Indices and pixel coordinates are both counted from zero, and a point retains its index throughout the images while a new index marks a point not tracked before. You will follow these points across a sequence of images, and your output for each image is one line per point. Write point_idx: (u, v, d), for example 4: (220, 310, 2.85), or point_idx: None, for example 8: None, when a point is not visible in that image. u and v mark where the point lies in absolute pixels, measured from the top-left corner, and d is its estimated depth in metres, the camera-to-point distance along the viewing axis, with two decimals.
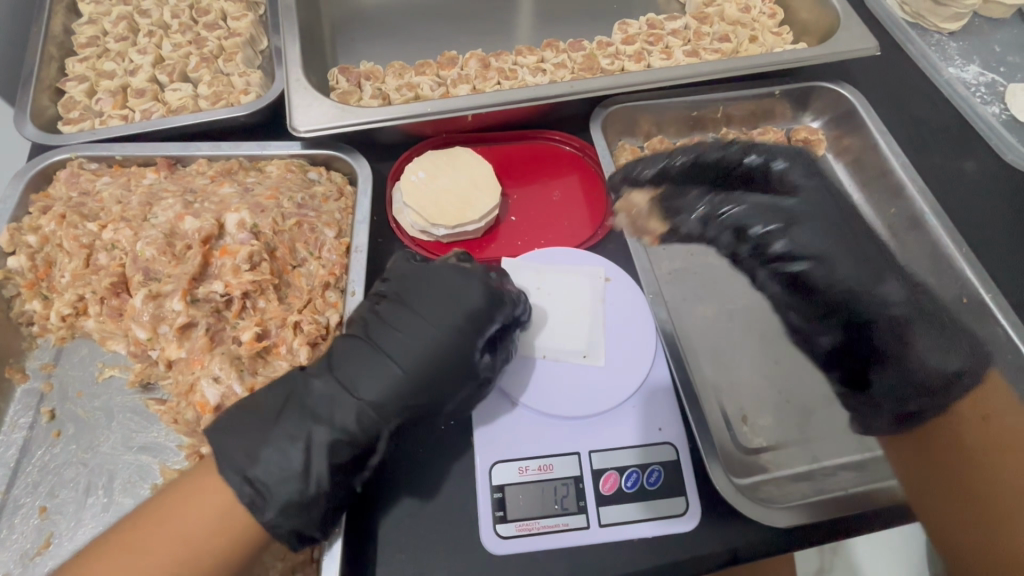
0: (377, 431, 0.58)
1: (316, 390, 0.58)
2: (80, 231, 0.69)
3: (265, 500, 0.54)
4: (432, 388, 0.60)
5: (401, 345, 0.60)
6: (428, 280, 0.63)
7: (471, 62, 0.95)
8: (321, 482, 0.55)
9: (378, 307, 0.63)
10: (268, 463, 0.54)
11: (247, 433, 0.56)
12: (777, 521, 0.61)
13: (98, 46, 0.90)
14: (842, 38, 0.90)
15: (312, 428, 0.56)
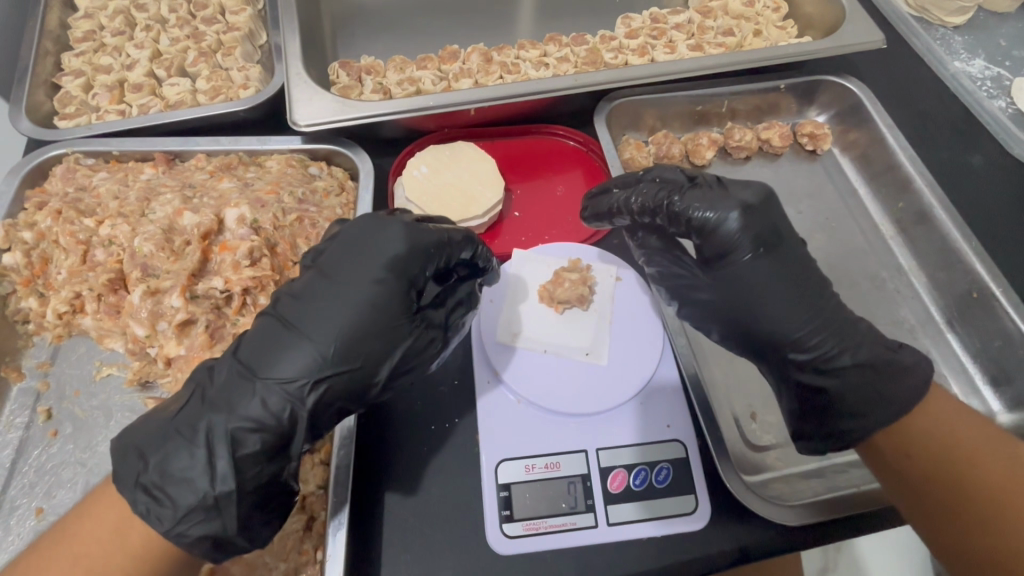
0: (289, 414, 0.52)
1: (219, 379, 0.54)
2: (77, 227, 0.68)
3: (162, 505, 0.49)
4: (351, 361, 0.54)
5: (314, 318, 0.55)
6: (347, 245, 0.59)
7: (473, 56, 0.93)
8: (226, 481, 0.50)
9: (293, 283, 0.58)
10: (166, 463, 0.50)
11: (151, 432, 0.52)
12: (787, 519, 0.60)
13: (94, 40, 0.89)
14: (847, 31, 0.89)
15: (211, 419, 0.51)
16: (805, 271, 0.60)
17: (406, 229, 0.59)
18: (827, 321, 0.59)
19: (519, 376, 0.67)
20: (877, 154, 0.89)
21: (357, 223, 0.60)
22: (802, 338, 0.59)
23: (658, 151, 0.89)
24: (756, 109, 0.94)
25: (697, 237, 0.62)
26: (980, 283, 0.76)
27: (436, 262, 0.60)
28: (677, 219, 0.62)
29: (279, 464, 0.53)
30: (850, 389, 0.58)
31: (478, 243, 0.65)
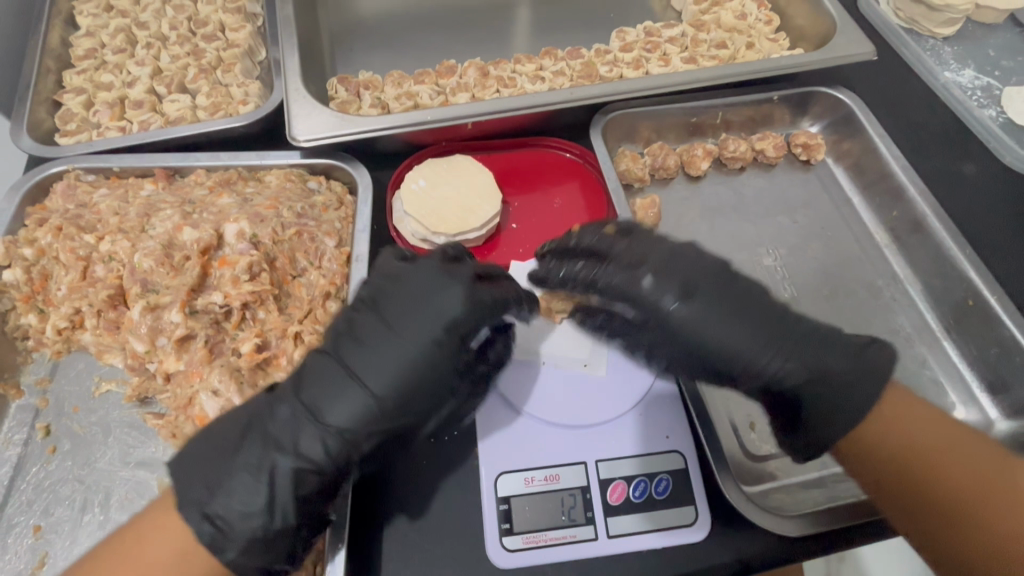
0: (346, 459, 0.54)
1: (280, 417, 0.55)
2: (77, 243, 0.68)
3: (227, 536, 0.51)
4: (408, 413, 0.56)
5: (375, 365, 0.56)
6: (409, 293, 0.59)
7: (470, 71, 0.95)
8: (286, 518, 0.52)
9: (352, 322, 0.59)
10: (229, 497, 0.51)
11: (211, 465, 0.53)
12: (788, 530, 0.60)
13: (95, 58, 0.90)
14: (838, 43, 0.90)
15: (273, 458, 0.53)
16: (746, 300, 0.59)
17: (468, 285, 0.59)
18: (776, 336, 0.59)
19: (516, 388, 0.67)
20: (870, 163, 0.90)
21: (416, 268, 0.61)
22: (756, 365, 0.58)
23: (654, 162, 0.89)
24: (749, 121, 0.95)
25: (624, 300, 0.61)
26: (975, 291, 0.77)
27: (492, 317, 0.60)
28: (606, 291, 0.62)
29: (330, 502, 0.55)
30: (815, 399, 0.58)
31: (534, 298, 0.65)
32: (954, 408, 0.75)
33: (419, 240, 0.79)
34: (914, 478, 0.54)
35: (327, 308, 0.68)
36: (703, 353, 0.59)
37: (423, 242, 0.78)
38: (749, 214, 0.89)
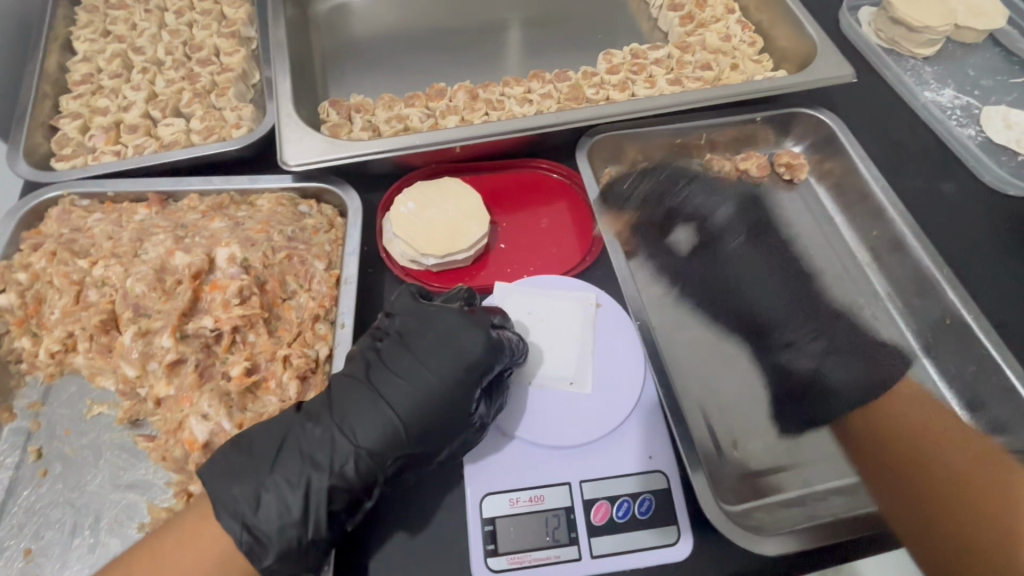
0: (373, 477, 0.58)
1: (316, 435, 0.58)
2: (70, 268, 0.69)
3: (263, 545, 0.54)
4: (431, 438, 0.60)
5: (403, 392, 0.60)
6: (437, 324, 0.64)
7: (460, 94, 0.97)
8: (318, 530, 0.55)
9: (383, 348, 0.63)
10: (267, 508, 0.55)
11: (248, 477, 0.56)
12: (766, 550, 0.61)
13: (92, 83, 0.92)
14: (818, 66, 0.93)
15: (309, 473, 0.56)
16: (759, 272, 0.86)
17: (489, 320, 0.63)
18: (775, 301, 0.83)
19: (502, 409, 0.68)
20: (851, 183, 0.92)
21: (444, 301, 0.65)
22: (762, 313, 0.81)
23: (639, 183, 0.91)
24: (734, 141, 0.97)
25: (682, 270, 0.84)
26: (953, 311, 0.78)
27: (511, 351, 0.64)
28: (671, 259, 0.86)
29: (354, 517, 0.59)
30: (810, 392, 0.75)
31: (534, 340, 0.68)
32: None
33: (408, 261, 0.80)
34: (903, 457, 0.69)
35: (315, 330, 0.69)
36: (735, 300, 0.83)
37: (412, 263, 0.80)
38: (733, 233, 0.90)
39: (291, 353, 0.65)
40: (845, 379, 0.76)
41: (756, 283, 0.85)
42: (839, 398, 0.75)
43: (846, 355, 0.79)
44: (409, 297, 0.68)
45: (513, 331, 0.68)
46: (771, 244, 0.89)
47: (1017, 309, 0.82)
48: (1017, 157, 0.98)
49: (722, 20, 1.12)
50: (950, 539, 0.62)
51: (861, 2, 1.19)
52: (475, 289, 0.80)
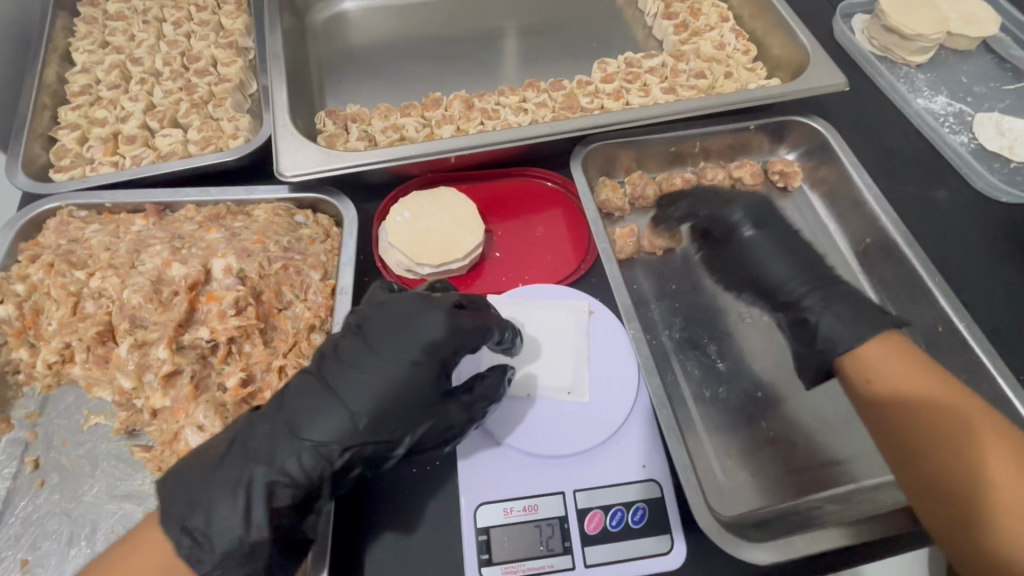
0: (321, 474, 0.56)
1: (262, 434, 0.57)
2: (68, 280, 0.70)
3: (204, 549, 0.53)
4: (380, 432, 0.57)
5: (354, 385, 0.58)
6: (391, 316, 0.61)
7: (455, 103, 0.97)
8: (260, 530, 0.53)
9: (338, 343, 0.62)
10: (211, 508, 0.54)
11: (196, 476, 0.55)
12: (759, 558, 0.60)
13: (90, 94, 0.93)
14: (811, 75, 0.93)
15: (253, 473, 0.55)
16: (785, 238, 0.81)
17: (448, 313, 0.60)
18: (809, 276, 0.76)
19: (497, 418, 0.68)
20: (844, 191, 0.92)
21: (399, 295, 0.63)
22: (780, 283, 0.76)
23: (634, 192, 0.92)
24: (727, 149, 0.98)
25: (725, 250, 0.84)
26: (945, 318, 0.79)
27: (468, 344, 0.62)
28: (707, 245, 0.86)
29: (304, 518, 0.56)
30: (836, 312, 0.69)
31: (514, 330, 0.65)
32: None
33: (403, 270, 0.81)
34: (900, 432, 0.61)
35: (311, 341, 0.69)
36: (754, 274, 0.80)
37: (408, 272, 0.80)
38: None
39: (287, 364, 0.66)
40: (833, 328, 0.68)
41: (765, 258, 0.79)
42: (829, 341, 0.68)
43: (850, 307, 0.69)
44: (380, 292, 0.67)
45: (496, 315, 0.65)
46: (782, 232, 0.81)
47: (1008, 316, 0.83)
48: (1009, 164, 0.99)
49: (716, 29, 1.13)
50: (946, 493, 0.56)
51: (854, 10, 1.20)
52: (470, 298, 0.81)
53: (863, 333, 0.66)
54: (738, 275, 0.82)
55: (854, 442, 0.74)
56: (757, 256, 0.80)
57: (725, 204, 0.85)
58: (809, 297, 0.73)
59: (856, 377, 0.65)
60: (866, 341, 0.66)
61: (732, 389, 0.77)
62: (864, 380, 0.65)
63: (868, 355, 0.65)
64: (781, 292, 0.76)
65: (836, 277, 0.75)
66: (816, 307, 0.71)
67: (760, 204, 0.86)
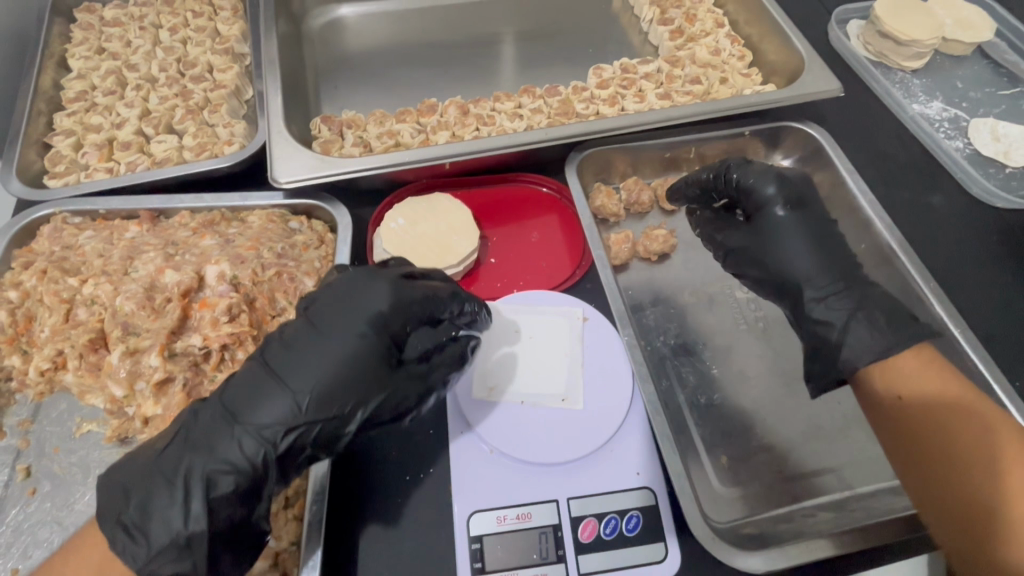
0: (264, 458, 0.54)
1: (203, 424, 0.56)
2: (60, 286, 0.70)
3: (140, 543, 0.52)
4: (324, 411, 0.56)
5: (296, 367, 0.57)
6: (334, 298, 0.61)
7: (451, 109, 0.97)
8: (198, 521, 0.52)
9: (282, 329, 0.61)
10: (151, 501, 0.53)
11: (137, 471, 0.55)
12: (753, 566, 0.61)
13: (86, 100, 0.93)
14: (806, 81, 0.94)
15: (190, 463, 0.54)
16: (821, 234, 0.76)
17: (392, 287, 0.61)
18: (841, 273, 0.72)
19: (490, 425, 0.68)
20: (839, 197, 0.93)
21: (343, 277, 0.63)
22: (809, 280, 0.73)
23: (629, 197, 0.92)
24: (723, 155, 0.98)
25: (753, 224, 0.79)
26: (940, 324, 0.79)
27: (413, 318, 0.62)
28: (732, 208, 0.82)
29: (248, 506, 0.55)
30: (863, 322, 0.67)
31: (465, 299, 0.66)
32: None
33: None
34: (918, 436, 0.61)
35: None
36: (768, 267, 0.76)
37: None
38: None
39: None
40: (863, 339, 0.66)
41: (792, 245, 0.75)
42: (854, 351, 0.66)
43: (883, 314, 0.67)
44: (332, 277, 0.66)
45: (446, 289, 0.66)
46: (815, 220, 0.76)
47: (1004, 322, 0.82)
48: (1004, 169, 0.99)
49: (711, 34, 1.13)
50: (952, 500, 0.58)
51: (850, 15, 1.20)
52: None
53: (896, 341, 0.65)
54: (758, 266, 0.77)
55: (849, 449, 0.73)
56: (785, 243, 0.75)
57: (754, 183, 0.78)
58: (844, 294, 0.70)
59: (888, 391, 0.64)
60: (902, 350, 0.65)
61: (727, 396, 0.77)
62: (892, 397, 0.64)
63: (905, 375, 0.64)
64: (809, 287, 0.72)
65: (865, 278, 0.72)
66: (844, 312, 0.69)
67: (768, 199, 0.77)
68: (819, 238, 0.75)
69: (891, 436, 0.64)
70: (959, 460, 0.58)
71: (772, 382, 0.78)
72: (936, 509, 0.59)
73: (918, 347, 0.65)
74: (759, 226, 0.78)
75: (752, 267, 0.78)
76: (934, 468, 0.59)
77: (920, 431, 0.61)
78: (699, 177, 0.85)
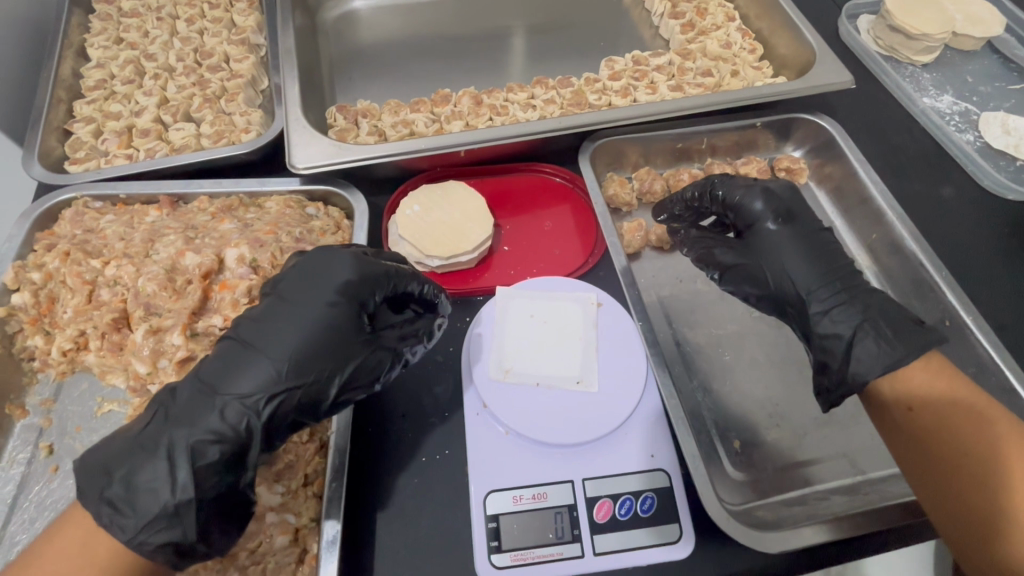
0: (249, 425, 0.55)
1: (182, 398, 0.56)
2: (83, 268, 0.71)
3: (127, 516, 0.50)
4: (305, 377, 0.57)
5: (272, 337, 0.58)
6: (302, 273, 0.63)
7: (464, 99, 0.99)
8: (187, 490, 0.51)
9: (252, 308, 0.62)
10: (133, 475, 0.51)
11: (113, 450, 0.53)
12: (769, 547, 0.61)
13: (105, 89, 0.94)
14: (818, 72, 0.94)
15: (172, 434, 0.53)
16: (818, 241, 0.73)
17: (355, 259, 0.64)
18: (843, 282, 0.70)
19: (504, 408, 0.68)
20: (851, 188, 0.93)
21: (309, 254, 0.65)
22: (808, 292, 0.70)
23: (641, 187, 0.93)
24: (734, 146, 0.99)
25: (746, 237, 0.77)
26: (952, 312, 0.79)
27: (384, 290, 0.65)
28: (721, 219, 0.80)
29: (234, 474, 0.55)
30: (869, 335, 0.65)
31: (425, 279, 0.70)
32: None
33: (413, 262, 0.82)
34: (931, 447, 0.59)
35: None
36: (763, 280, 0.73)
37: (418, 264, 0.81)
38: None
39: None
40: (871, 352, 0.64)
41: (788, 260, 0.72)
42: (862, 364, 0.64)
43: (888, 324, 0.65)
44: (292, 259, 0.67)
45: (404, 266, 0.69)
46: (808, 234, 0.73)
47: (1015, 312, 0.83)
48: (1015, 162, 0.99)
49: (722, 28, 1.14)
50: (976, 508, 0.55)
51: (860, 10, 1.20)
52: (479, 291, 0.81)
53: (906, 350, 0.63)
54: (757, 283, 0.74)
55: (861, 435, 0.74)
56: (782, 257, 0.72)
57: (741, 199, 0.77)
58: (847, 304, 0.68)
59: (897, 405, 0.63)
60: (911, 362, 0.63)
61: (739, 382, 0.77)
62: (903, 405, 0.62)
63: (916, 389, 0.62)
64: (811, 301, 0.69)
65: (866, 285, 0.70)
66: (850, 323, 0.67)
67: (756, 216, 0.75)
68: (816, 250, 0.72)
69: (901, 442, 0.62)
70: (973, 463, 0.57)
71: (783, 372, 0.78)
72: (957, 516, 0.56)
73: (927, 355, 0.64)
74: (751, 243, 0.75)
75: (751, 286, 0.74)
76: (952, 476, 0.57)
77: (931, 435, 0.59)
78: (684, 194, 0.85)
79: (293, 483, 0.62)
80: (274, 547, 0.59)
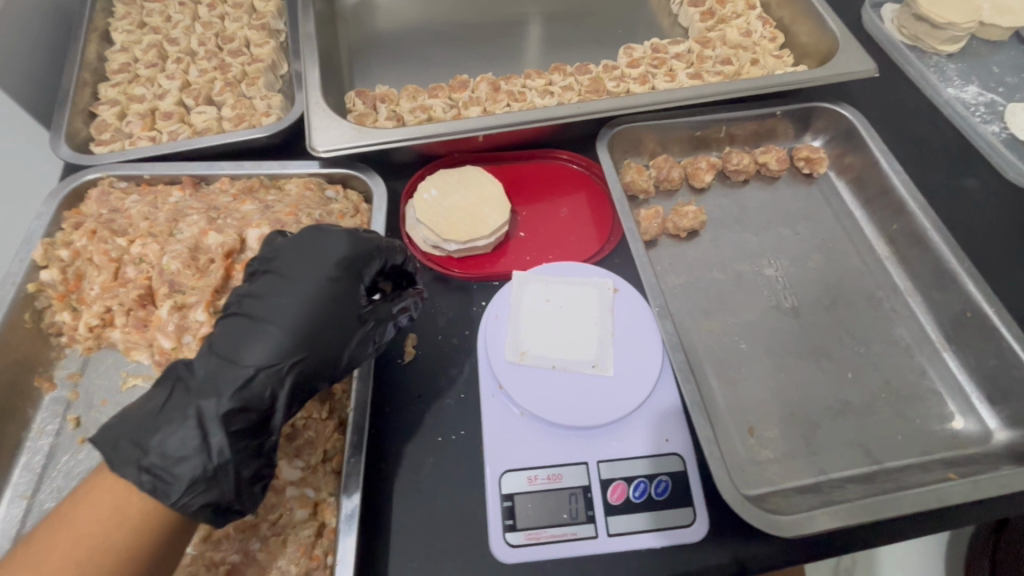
0: (272, 394, 0.56)
1: (198, 372, 0.56)
2: (109, 246, 0.72)
3: (168, 482, 0.51)
4: (320, 344, 0.59)
5: (279, 309, 0.59)
6: (298, 249, 0.63)
7: (482, 85, 0.99)
8: (222, 454, 0.53)
9: (250, 286, 0.63)
10: (163, 445, 0.52)
11: (136, 423, 0.54)
12: (786, 530, 0.59)
13: (129, 72, 0.96)
14: (841, 61, 0.92)
15: (200, 404, 0.54)
16: None
17: (349, 234, 0.65)
18: None
19: (521, 390, 0.69)
20: (872, 178, 0.92)
21: (303, 231, 0.65)
22: None
23: (658, 175, 0.93)
24: (753, 135, 0.98)
25: None
26: (973, 303, 0.78)
27: (379, 263, 0.66)
28: None
29: (259, 439, 0.56)
30: None
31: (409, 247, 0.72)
32: (953, 417, 0.75)
33: (430, 246, 0.82)
34: None
35: None
36: None
37: (435, 248, 0.82)
38: (752, 225, 0.91)
39: None
40: None
41: None
42: None
43: None
44: (279, 237, 0.67)
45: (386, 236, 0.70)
46: None
47: None
48: None
49: (743, 16, 1.13)
50: None
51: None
52: (495, 275, 0.81)
53: None
54: None
55: (875, 424, 0.74)
56: None
57: None
58: None
59: None
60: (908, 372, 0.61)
61: (755, 371, 0.77)
62: None
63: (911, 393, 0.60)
64: None
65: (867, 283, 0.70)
66: None
67: None
68: None
69: None
70: None
71: (800, 362, 0.78)
72: None
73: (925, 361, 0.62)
74: None
75: None
76: None
77: None
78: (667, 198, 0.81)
79: (312, 459, 0.63)
80: (294, 520, 0.61)
